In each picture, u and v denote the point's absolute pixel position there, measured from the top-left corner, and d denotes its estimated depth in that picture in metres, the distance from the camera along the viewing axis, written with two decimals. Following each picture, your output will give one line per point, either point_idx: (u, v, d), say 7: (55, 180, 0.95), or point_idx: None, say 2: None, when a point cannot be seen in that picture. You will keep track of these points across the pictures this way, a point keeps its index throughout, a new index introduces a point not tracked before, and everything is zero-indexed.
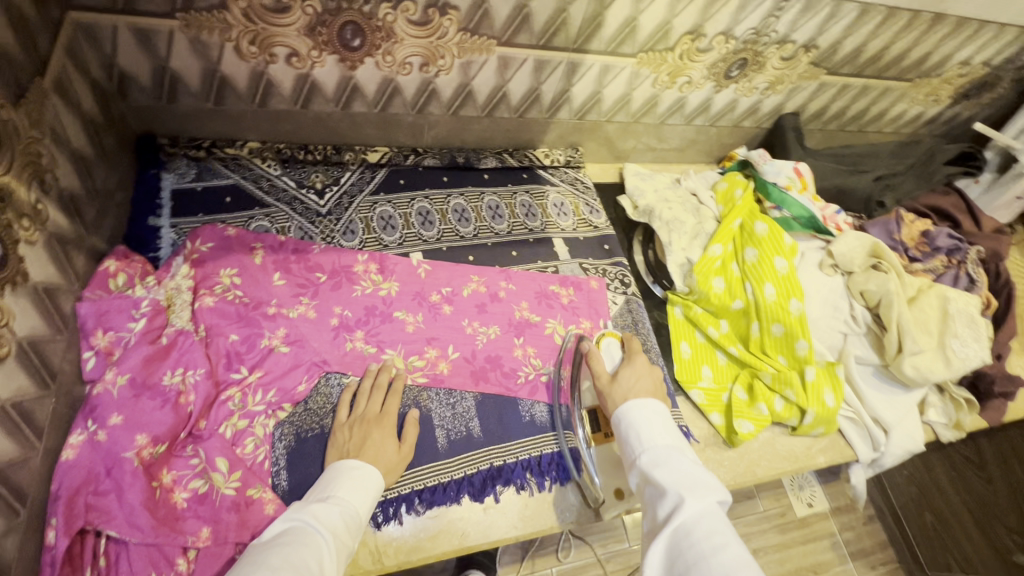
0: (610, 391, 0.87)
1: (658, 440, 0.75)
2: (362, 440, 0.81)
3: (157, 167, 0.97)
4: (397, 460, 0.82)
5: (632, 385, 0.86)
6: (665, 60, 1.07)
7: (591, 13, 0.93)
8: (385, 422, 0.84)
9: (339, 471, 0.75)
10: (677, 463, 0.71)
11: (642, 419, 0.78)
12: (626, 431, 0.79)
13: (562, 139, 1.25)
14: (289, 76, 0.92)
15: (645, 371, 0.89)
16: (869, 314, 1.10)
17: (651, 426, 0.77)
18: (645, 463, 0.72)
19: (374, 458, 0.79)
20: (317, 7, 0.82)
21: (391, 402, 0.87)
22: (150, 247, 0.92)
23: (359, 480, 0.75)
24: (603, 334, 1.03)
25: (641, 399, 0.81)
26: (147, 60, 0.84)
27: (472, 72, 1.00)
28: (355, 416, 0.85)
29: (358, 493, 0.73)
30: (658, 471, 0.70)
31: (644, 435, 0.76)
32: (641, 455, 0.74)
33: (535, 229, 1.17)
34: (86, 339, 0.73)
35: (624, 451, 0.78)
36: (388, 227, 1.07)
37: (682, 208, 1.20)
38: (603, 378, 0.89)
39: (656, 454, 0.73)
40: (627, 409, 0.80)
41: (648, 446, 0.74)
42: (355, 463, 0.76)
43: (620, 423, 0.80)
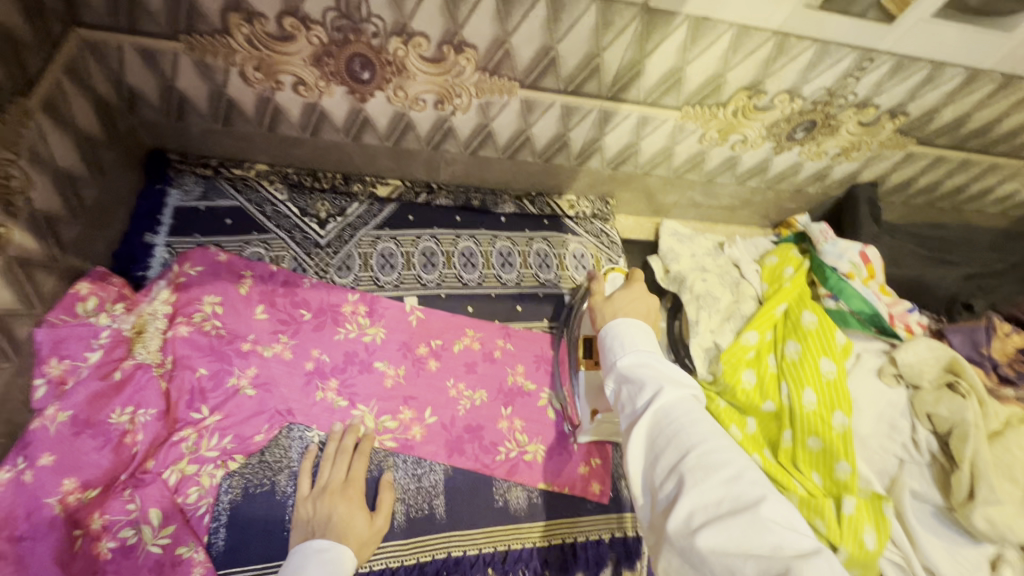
0: (601, 309, 0.78)
1: (640, 341, 0.68)
2: (330, 513, 0.75)
3: (164, 182, 0.95)
4: (367, 534, 0.75)
5: (625, 305, 0.76)
6: (715, 115, 0.93)
7: (629, 61, 0.82)
8: (351, 493, 0.78)
9: (305, 555, 0.68)
10: (657, 361, 0.66)
11: (624, 325, 0.71)
12: (607, 338, 0.72)
13: (592, 188, 1.13)
14: (296, 104, 0.87)
15: (644, 298, 0.78)
16: (936, 440, 0.91)
17: (632, 329, 0.70)
18: (624, 364, 0.67)
19: (345, 532, 0.73)
20: (323, 37, 0.76)
21: (358, 468, 0.81)
22: (140, 265, 0.90)
23: (332, 562, 0.68)
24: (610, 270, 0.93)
25: (628, 318, 0.73)
26: (154, 80, 0.82)
27: (492, 114, 0.91)
28: (318, 487, 0.78)
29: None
30: (639, 370, 0.65)
31: (626, 340, 0.69)
32: (620, 358, 0.68)
33: (548, 284, 1.06)
34: (39, 366, 0.70)
35: (602, 357, 0.72)
36: (386, 265, 1.00)
37: (718, 280, 1.05)
38: (599, 297, 0.81)
39: (635, 353, 0.67)
40: (613, 323, 0.72)
41: (631, 348, 0.68)
42: (324, 543, 0.70)
43: (603, 334, 0.73)
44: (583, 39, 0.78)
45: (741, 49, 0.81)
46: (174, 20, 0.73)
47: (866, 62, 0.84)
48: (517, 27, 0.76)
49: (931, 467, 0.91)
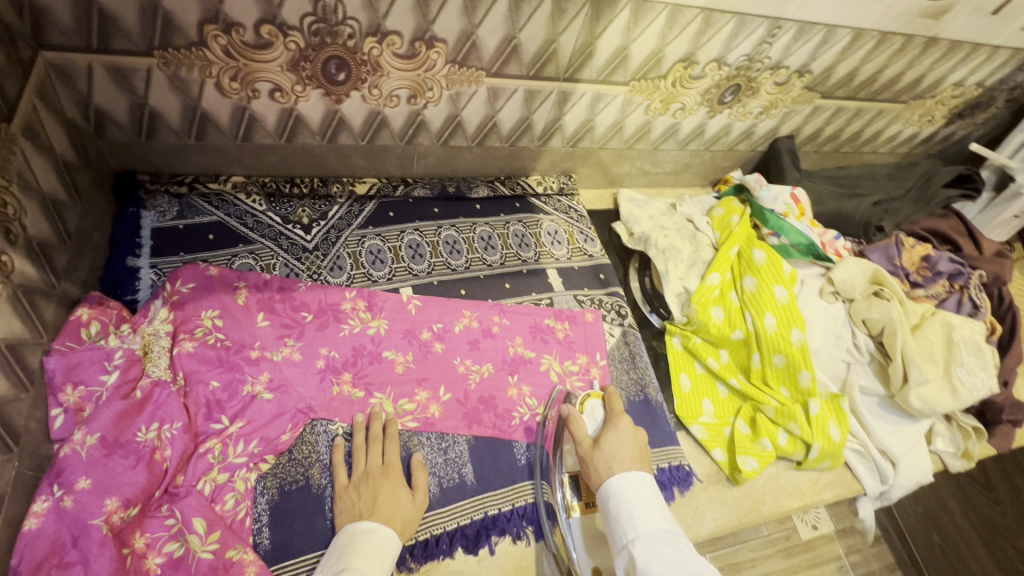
0: (592, 462, 0.81)
1: (652, 523, 0.71)
2: (374, 496, 0.78)
3: (137, 205, 0.94)
4: (412, 509, 0.79)
5: (616, 452, 0.80)
6: (657, 87, 1.05)
7: (582, 43, 0.91)
8: (390, 474, 0.81)
9: (354, 535, 0.72)
10: (671, 549, 0.67)
11: (631, 497, 0.73)
12: (615, 509, 0.73)
13: (554, 167, 1.23)
14: (272, 111, 0.89)
15: (629, 434, 0.84)
16: (872, 342, 1.07)
17: (642, 506, 0.72)
18: (636, 549, 0.68)
19: (388, 516, 0.75)
20: (301, 42, 0.80)
21: (391, 451, 0.84)
22: (128, 289, 0.88)
23: (378, 545, 0.71)
24: (586, 398, 0.96)
25: (627, 474, 0.76)
26: (125, 99, 0.81)
27: (462, 104, 0.98)
28: (357, 475, 0.81)
29: (375, 559, 0.70)
30: (653, 561, 0.66)
31: (637, 518, 0.71)
32: (633, 538, 0.69)
33: (529, 260, 1.14)
34: (54, 396, 0.69)
35: (611, 533, 0.73)
36: (376, 261, 1.04)
37: (678, 235, 1.18)
38: (585, 445, 0.84)
39: (648, 538, 0.69)
40: (617, 484, 0.75)
41: (642, 530, 0.70)
42: (371, 525, 0.73)
43: (608, 501, 0.75)
44: (541, 26, 0.87)
45: (676, 25, 0.93)
46: (149, 35, 0.74)
47: (775, 29, 0.99)
48: (483, 20, 0.83)
49: (871, 365, 1.08)
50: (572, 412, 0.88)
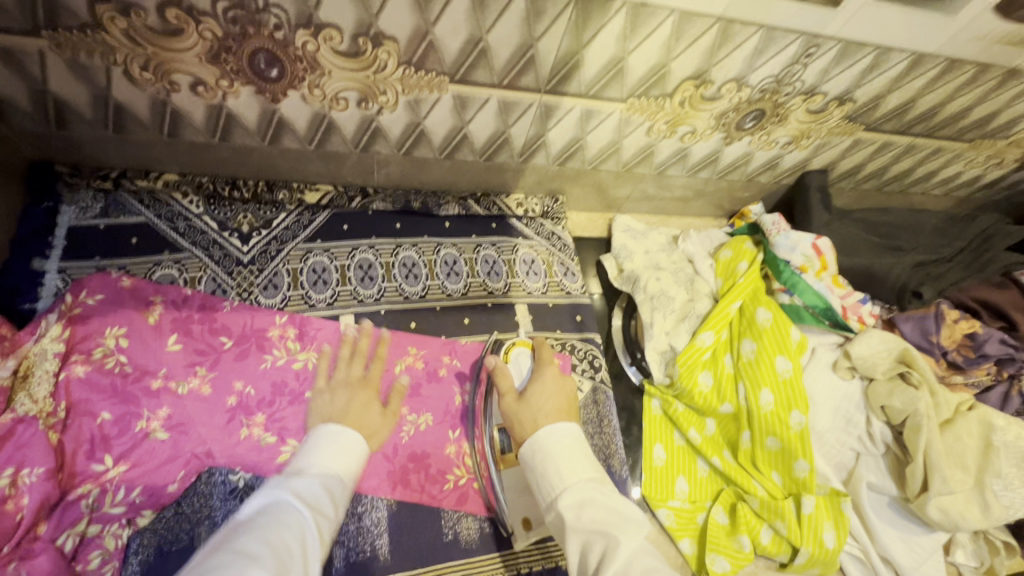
0: (516, 414, 0.73)
1: (580, 471, 0.64)
2: (347, 403, 0.74)
3: (54, 200, 0.85)
4: (380, 424, 0.75)
5: (542, 405, 0.72)
6: (661, 107, 0.89)
7: (567, 51, 0.76)
8: (367, 387, 0.78)
9: (319, 436, 0.64)
10: (602, 498, 0.62)
11: (557, 447, 0.66)
12: (540, 464, 0.66)
13: (540, 186, 1.07)
14: (198, 106, 0.77)
15: (557, 386, 0.76)
16: (890, 432, 0.89)
17: (569, 455, 0.65)
18: (565, 504, 0.61)
19: (357, 421, 0.71)
20: (218, 31, 0.67)
21: (375, 368, 0.82)
22: (27, 296, 0.79)
23: (345, 444, 0.64)
24: (512, 346, 0.91)
25: (555, 426, 0.68)
26: (22, 84, 0.71)
27: (424, 112, 0.83)
28: (336, 381, 0.79)
29: (343, 458, 0.62)
30: (584, 514, 0.60)
31: (563, 469, 0.64)
32: (559, 492, 0.62)
33: (496, 292, 1.00)
34: None
35: (536, 486, 0.66)
36: (318, 282, 0.93)
37: (672, 279, 1.02)
38: (510, 397, 0.76)
39: (578, 487, 0.62)
40: (542, 436, 0.67)
41: (571, 480, 0.63)
42: (338, 427, 0.65)
43: (532, 456, 0.67)
44: (514, 29, 0.71)
45: (683, 37, 0.75)
46: (31, 13, 0.62)
47: (812, 48, 0.80)
48: (440, 16, 0.68)
49: (886, 458, 0.91)
50: (497, 362, 0.80)
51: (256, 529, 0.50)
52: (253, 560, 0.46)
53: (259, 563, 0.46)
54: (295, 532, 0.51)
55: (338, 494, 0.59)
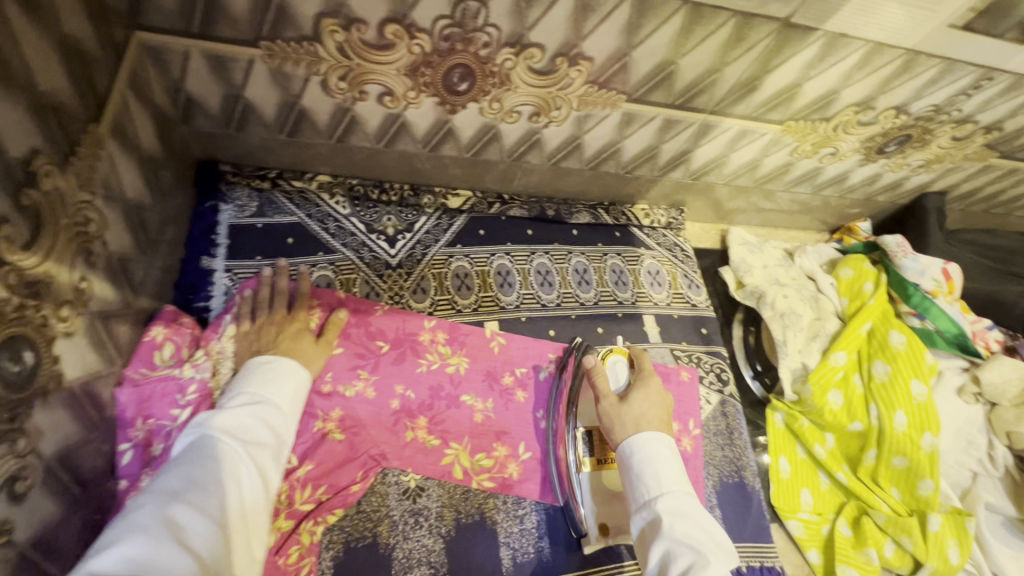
0: (614, 415, 0.72)
1: (679, 485, 0.64)
2: (276, 333, 0.75)
3: (215, 199, 0.86)
4: (312, 355, 0.76)
5: (644, 410, 0.72)
6: (815, 130, 0.89)
7: (749, 75, 0.76)
8: (292, 322, 0.77)
9: (246, 368, 0.67)
10: (696, 516, 0.61)
11: (659, 456, 0.66)
12: (636, 467, 0.66)
13: (665, 198, 1.09)
14: (377, 114, 0.78)
15: (657, 393, 0.75)
16: (1013, 457, 0.91)
17: (670, 466, 0.65)
18: (661, 510, 0.61)
19: (288, 349, 0.73)
20: (427, 46, 0.67)
21: (301, 309, 0.79)
22: (201, 295, 0.81)
23: (275, 375, 0.68)
24: (610, 353, 0.84)
25: (652, 435, 0.68)
26: (220, 88, 0.72)
27: (588, 126, 0.84)
28: (257, 325, 0.76)
29: (276, 385, 0.66)
30: (678, 526, 0.59)
31: (662, 476, 0.64)
32: (657, 498, 0.62)
33: (625, 302, 1.02)
34: (124, 430, 0.63)
35: (628, 489, 0.66)
36: (463, 287, 0.94)
37: (798, 296, 1.04)
38: (609, 398, 0.74)
39: (674, 499, 0.62)
40: (644, 440, 0.67)
41: (668, 491, 0.63)
42: (266, 359, 0.69)
43: (628, 457, 0.67)
44: (709, 54, 0.72)
45: (866, 66, 0.76)
46: (257, 24, 0.63)
47: (982, 80, 0.81)
48: (644, 40, 0.68)
49: (1004, 481, 0.92)
50: (596, 363, 0.78)
51: (177, 463, 0.54)
52: (173, 494, 0.50)
53: (179, 499, 0.50)
54: (226, 463, 0.55)
55: (271, 420, 0.62)
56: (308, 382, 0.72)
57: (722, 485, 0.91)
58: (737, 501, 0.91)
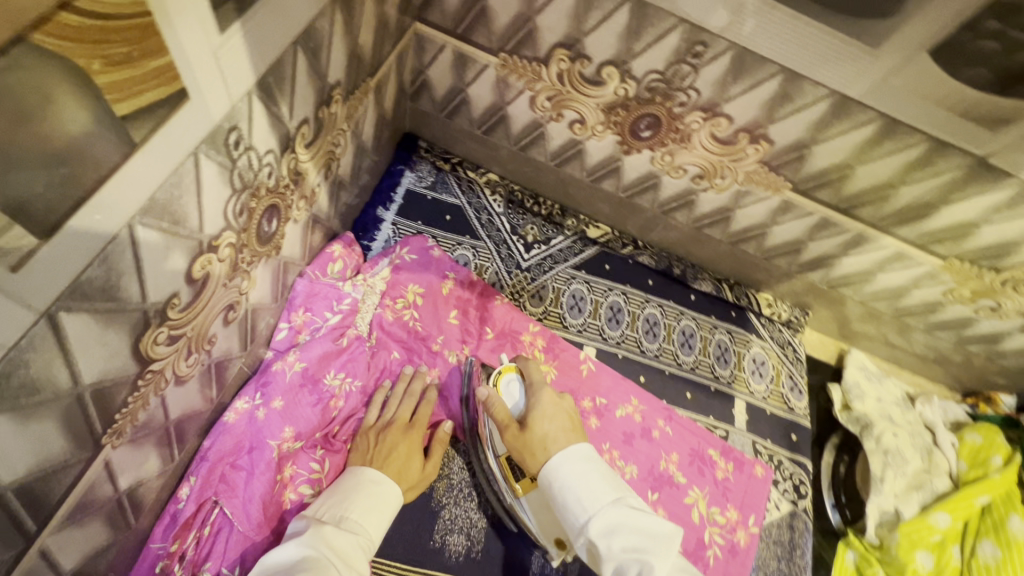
0: (520, 446, 0.67)
1: (600, 496, 0.58)
2: (390, 448, 0.73)
3: (404, 165, 1.03)
4: (419, 477, 0.75)
5: (550, 429, 0.67)
6: (979, 276, 0.86)
7: (925, 200, 0.77)
8: (414, 432, 0.76)
9: (358, 481, 0.68)
10: (627, 518, 0.57)
11: (574, 479, 0.60)
12: (558, 497, 0.60)
13: (793, 295, 1.08)
14: (563, 136, 0.89)
15: (554, 404, 0.71)
16: None
17: (587, 482, 0.60)
18: (594, 534, 0.56)
19: (396, 473, 0.71)
20: (631, 91, 0.77)
21: (424, 413, 0.79)
22: (368, 235, 0.95)
23: (379, 501, 0.67)
24: (501, 372, 0.78)
25: (562, 453, 0.63)
26: (452, 80, 0.88)
27: (743, 202, 0.89)
28: (383, 421, 0.76)
29: (376, 515, 0.66)
30: (614, 542, 0.55)
31: (584, 495, 0.59)
32: (587, 521, 0.57)
33: (721, 378, 1.02)
34: (288, 312, 0.77)
35: (562, 522, 0.60)
36: (575, 308, 1.00)
37: (910, 440, 0.97)
38: (513, 429, 0.69)
39: (602, 516, 0.57)
40: (557, 469, 0.62)
41: (593, 510, 0.57)
42: (376, 476, 0.69)
43: (549, 488, 0.62)
44: (890, 169, 0.74)
45: None
46: (506, 39, 0.77)
47: None
48: (830, 138, 0.73)
49: None
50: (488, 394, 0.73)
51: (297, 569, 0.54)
52: None
53: None
54: None
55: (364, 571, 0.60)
56: (399, 504, 0.70)
57: None
58: None
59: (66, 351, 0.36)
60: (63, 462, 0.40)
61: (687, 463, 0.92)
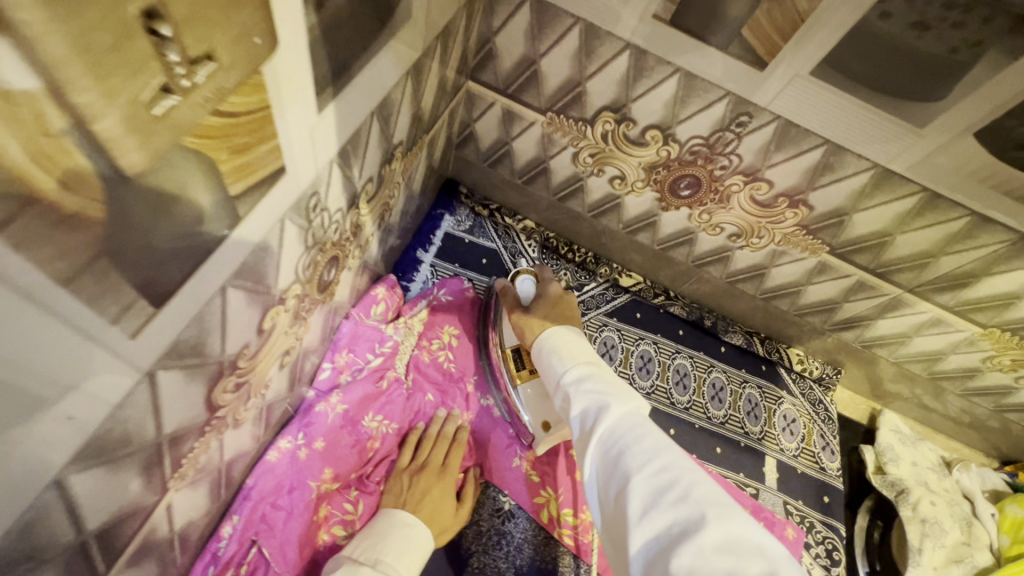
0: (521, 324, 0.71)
1: (583, 355, 0.59)
2: (423, 492, 0.74)
3: (444, 209, 1.06)
4: (451, 521, 0.75)
5: (549, 316, 0.69)
6: (1020, 347, 0.85)
7: (965, 271, 0.77)
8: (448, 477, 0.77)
9: (391, 524, 0.68)
10: (604, 373, 0.56)
11: (563, 339, 0.62)
12: (545, 355, 0.62)
13: (825, 352, 1.07)
14: (602, 190, 0.92)
15: (562, 296, 0.72)
16: None
17: (573, 342, 0.61)
18: (568, 381, 0.56)
19: (430, 515, 0.72)
20: (673, 153, 0.80)
21: (456, 457, 0.80)
22: (407, 276, 0.98)
23: (412, 545, 0.67)
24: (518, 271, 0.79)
25: (558, 327, 0.65)
26: (497, 133, 0.92)
27: (779, 261, 0.90)
28: (417, 463, 0.77)
29: (410, 559, 0.65)
30: (584, 385, 0.55)
31: (568, 352, 0.60)
32: (563, 371, 0.58)
33: (751, 434, 1.01)
34: (332, 352, 0.79)
35: (544, 379, 0.61)
36: (606, 355, 1.01)
37: (948, 510, 0.94)
38: (518, 312, 0.73)
39: (579, 366, 0.57)
40: (550, 332, 0.64)
41: (573, 362, 0.58)
42: (409, 520, 0.69)
43: (538, 351, 0.63)
44: (930, 239, 0.75)
45: None
46: (553, 101, 0.81)
47: None
48: (870, 208, 0.74)
49: None
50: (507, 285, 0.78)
51: None
52: None
53: None
54: None
55: None
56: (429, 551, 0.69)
57: None
58: None
59: (156, 407, 0.38)
60: (134, 506, 0.42)
61: None
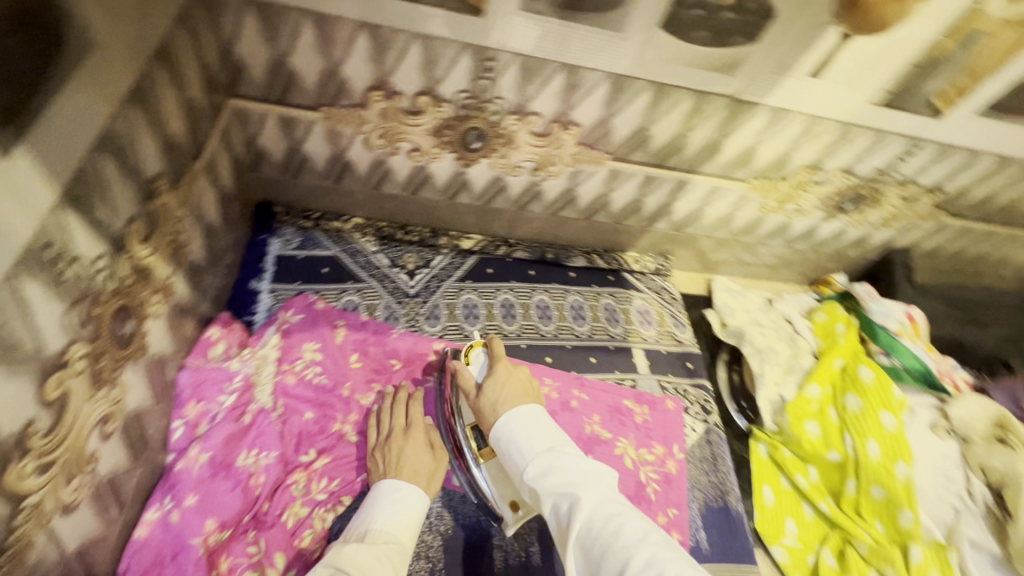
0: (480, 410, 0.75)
1: (538, 444, 0.67)
2: (398, 457, 0.77)
3: (267, 233, 1.03)
4: (433, 475, 0.78)
5: (501, 393, 0.74)
6: (777, 187, 1.04)
7: (710, 140, 0.93)
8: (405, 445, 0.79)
9: (379, 492, 0.72)
10: (564, 462, 0.64)
11: (516, 430, 0.69)
12: (505, 448, 0.69)
13: (653, 246, 1.22)
14: (406, 166, 0.96)
15: (514, 373, 0.78)
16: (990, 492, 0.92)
17: (526, 432, 0.68)
18: (533, 477, 0.64)
19: (413, 473, 0.75)
20: (448, 113, 0.86)
21: (418, 421, 0.82)
22: (248, 309, 0.95)
23: (403, 506, 0.71)
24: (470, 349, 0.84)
25: (513, 409, 0.72)
26: (285, 142, 0.91)
27: (580, 180, 1.00)
28: (382, 437, 0.80)
29: (401, 519, 0.69)
30: (549, 481, 0.63)
31: (524, 446, 0.67)
32: (526, 467, 0.65)
33: (616, 336, 1.12)
34: (178, 409, 0.76)
35: (508, 470, 0.69)
36: (471, 316, 1.05)
37: (775, 335, 1.15)
38: (473, 394, 0.77)
39: (539, 461, 0.65)
40: (501, 424, 0.70)
41: (532, 456, 0.66)
42: (395, 484, 0.73)
43: (497, 444, 0.70)
44: (675, 123, 0.89)
45: (810, 134, 0.92)
46: (320, 95, 0.82)
47: (912, 147, 0.95)
48: (621, 111, 0.86)
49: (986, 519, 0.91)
50: (458, 364, 0.80)
51: None
52: None
53: None
54: None
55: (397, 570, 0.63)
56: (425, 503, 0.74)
57: (707, 508, 0.97)
58: (720, 523, 0.96)
59: None
60: None
61: (608, 418, 1.01)
